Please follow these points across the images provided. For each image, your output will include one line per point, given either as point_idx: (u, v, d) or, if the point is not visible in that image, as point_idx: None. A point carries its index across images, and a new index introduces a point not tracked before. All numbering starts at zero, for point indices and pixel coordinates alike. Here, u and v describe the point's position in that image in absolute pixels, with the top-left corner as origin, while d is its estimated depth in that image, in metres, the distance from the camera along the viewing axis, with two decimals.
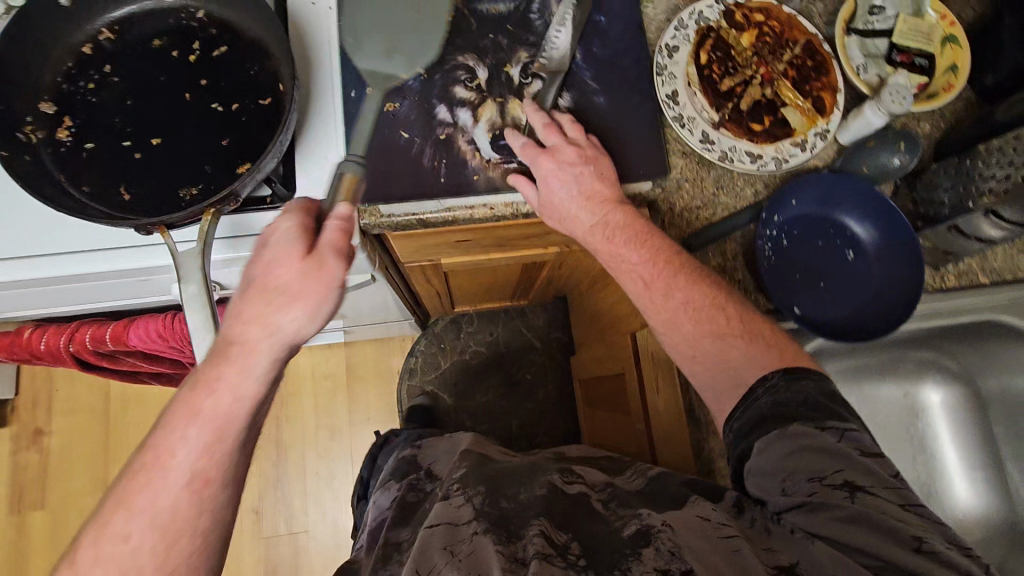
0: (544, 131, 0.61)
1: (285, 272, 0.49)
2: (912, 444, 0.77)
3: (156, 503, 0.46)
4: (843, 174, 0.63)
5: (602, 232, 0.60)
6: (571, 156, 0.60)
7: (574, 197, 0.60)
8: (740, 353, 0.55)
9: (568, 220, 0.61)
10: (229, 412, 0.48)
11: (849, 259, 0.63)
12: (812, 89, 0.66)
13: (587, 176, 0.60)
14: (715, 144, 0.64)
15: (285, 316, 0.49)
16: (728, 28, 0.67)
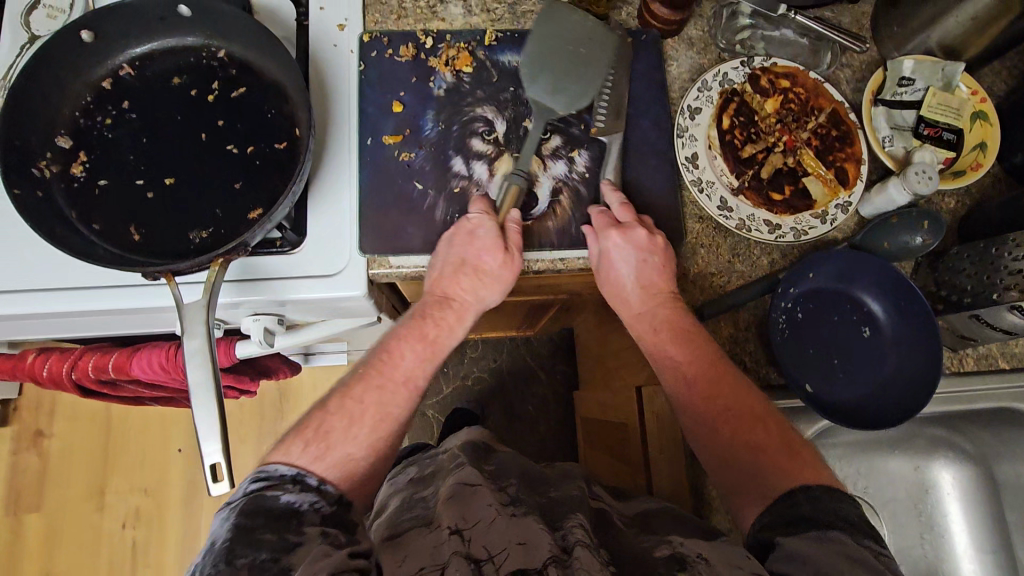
0: (618, 209, 0.61)
1: (488, 255, 0.58)
2: (920, 520, 0.76)
3: (361, 418, 0.52)
4: (870, 256, 0.61)
5: (652, 317, 0.58)
6: (640, 237, 0.59)
7: (630, 279, 0.59)
8: (778, 470, 0.48)
9: (620, 295, 0.60)
10: (425, 364, 0.56)
11: (865, 336, 0.62)
12: (836, 159, 0.65)
13: (652, 262, 0.59)
14: (733, 211, 0.63)
15: (480, 292, 0.59)
16: (752, 93, 0.66)
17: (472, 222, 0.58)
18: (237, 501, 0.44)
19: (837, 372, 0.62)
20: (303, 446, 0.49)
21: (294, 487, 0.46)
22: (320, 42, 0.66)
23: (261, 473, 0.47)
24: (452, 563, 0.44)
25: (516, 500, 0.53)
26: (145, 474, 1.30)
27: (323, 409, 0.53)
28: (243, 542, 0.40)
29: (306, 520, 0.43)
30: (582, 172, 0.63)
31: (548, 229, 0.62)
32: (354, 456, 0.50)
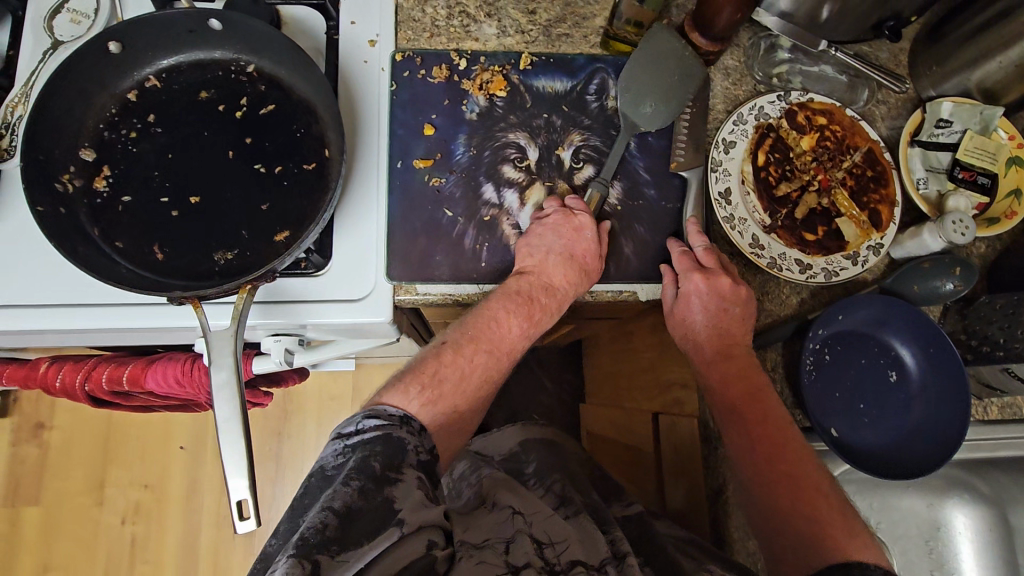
0: (702, 252, 0.60)
1: (586, 250, 0.58)
2: (929, 557, 0.76)
3: (469, 377, 0.55)
4: (911, 305, 0.60)
5: (726, 366, 0.58)
6: (723, 286, 0.58)
7: (707, 327, 0.58)
8: (831, 542, 0.48)
9: (693, 340, 0.60)
10: (523, 339, 0.58)
11: (892, 381, 0.61)
12: (870, 201, 0.65)
13: (731, 311, 0.58)
14: (764, 249, 0.62)
15: (572, 285, 0.58)
16: (789, 128, 0.65)
17: (577, 220, 0.58)
18: (353, 436, 0.46)
19: (863, 417, 0.61)
20: (420, 392, 0.52)
21: (404, 433, 0.47)
22: (350, 59, 0.64)
23: (373, 412, 0.48)
24: (518, 538, 0.50)
25: (564, 501, 0.60)
26: (146, 471, 1.29)
27: (439, 355, 0.55)
28: (361, 472, 0.42)
29: (414, 465, 0.45)
30: (614, 204, 0.63)
31: None
32: (455, 415, 0.54)
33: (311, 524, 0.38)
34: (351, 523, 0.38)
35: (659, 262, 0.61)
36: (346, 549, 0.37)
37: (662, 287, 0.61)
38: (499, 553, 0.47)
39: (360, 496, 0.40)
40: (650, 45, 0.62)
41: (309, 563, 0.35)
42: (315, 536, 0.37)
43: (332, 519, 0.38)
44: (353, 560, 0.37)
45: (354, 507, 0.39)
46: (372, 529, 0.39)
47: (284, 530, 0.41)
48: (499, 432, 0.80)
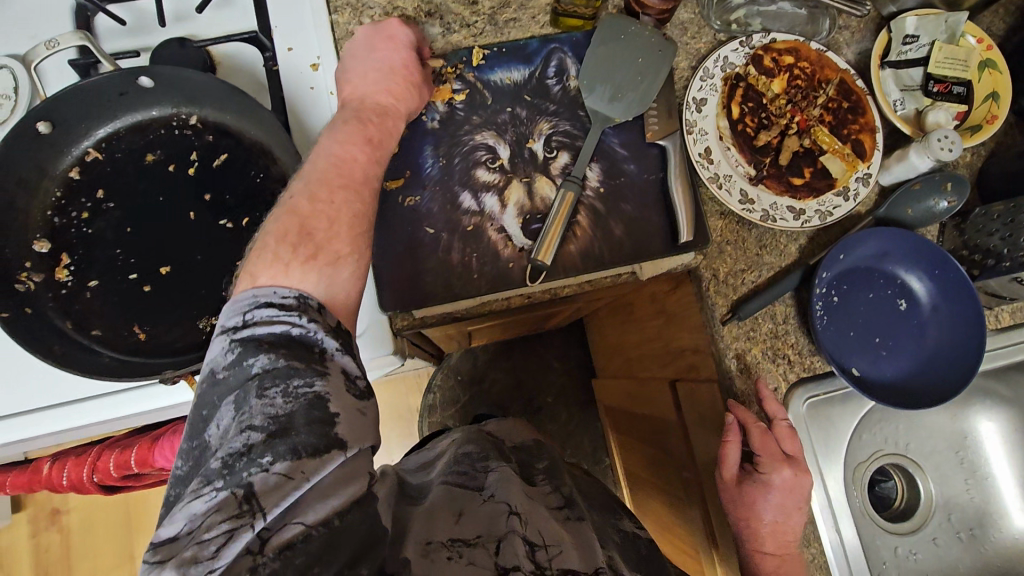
0: (783, 431, 0.58)
1: (395, 55, 0.57)
2: (963, 467, 0.77)
3: (339, 216, 0.47)
4: (910, 231, 0.60)
5: (779, 560, 0.56)
6: (808, 485, 0.56)
7: (774, 512, 0.56)
8: None
9: (753, 524, 0.57)
10: (371, 163, 0.52)
11: (902, 309, 0.62)
12: (850, 132, 0.63)
13: (802, 510, 0.57)
14: (754, 203, 0.61)
15: (405, 99, 0.56)
16: (756, 74, 0.64)
17: (390, 28, 0.58)
18: (242, 331, 0.39)
19: (881, 350, 0.61)
20: (280, 260, 0.43)
21: (300, 317, 0.41)
22: (296, 87, 0.61)
23: (258, 297, 0.41)
24: (510, 538, 0.42)
25: (569, 503, 0.53)
26: None
27: (316, 214, 0.48)
28: (276, 379, 0.37)
29: (332, 352, 0.41)
30: (595, 187, 0.61)
31: (572, 253, 0.59)
32: (345, 274, 0.46)
33: (233, 449, 0.35)
34: (283, 439, 0.36)
35: (729, 415, 0.58)
36: (286, 471, 0.35)
37: (727, 449, 0.58)
38: (488, 555, 0.40)
39: (283, 408, 0.37)
40: (614, 34, 0.61)
41: (243, 490, 0.34)
42: (243, 459, 0.35)
43: (259, 438, 0.36)
44: (294, 487, 0.35)
45: (283, 421, 0.36)
46: (315, 448, 0.37)
47: (191, 449, 0.37)
48: (510, 424, 0.73)
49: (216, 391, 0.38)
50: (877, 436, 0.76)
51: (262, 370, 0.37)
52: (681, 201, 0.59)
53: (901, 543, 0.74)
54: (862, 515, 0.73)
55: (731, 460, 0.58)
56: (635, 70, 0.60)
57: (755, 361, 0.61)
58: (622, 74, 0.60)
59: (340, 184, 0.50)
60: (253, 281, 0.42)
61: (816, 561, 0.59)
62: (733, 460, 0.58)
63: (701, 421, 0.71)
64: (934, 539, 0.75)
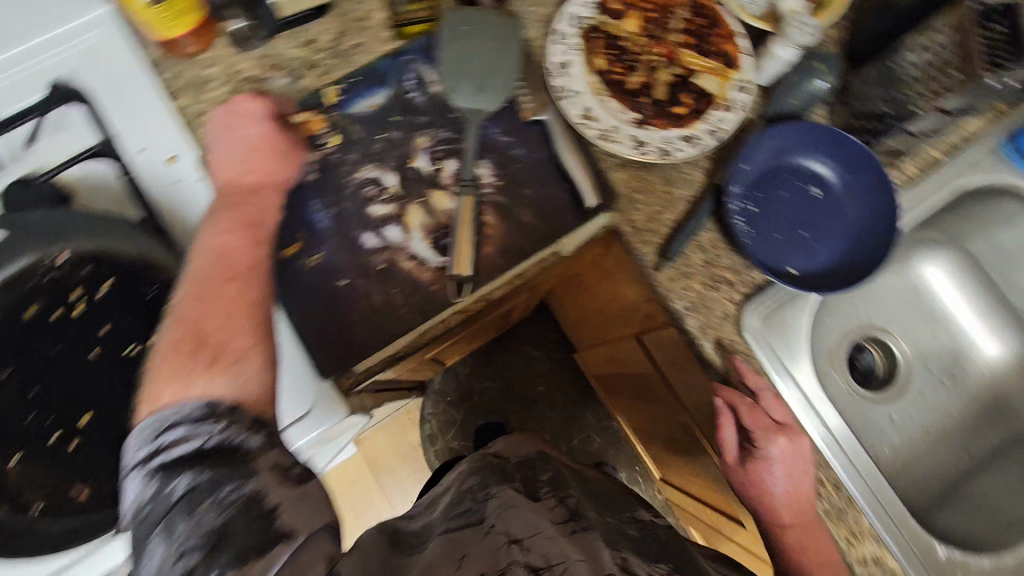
0: (772, 402, 0.60)
1: (255, 132, 0.54)
2: (925, 317, 0.79)
3: (238, 308, 0.46)
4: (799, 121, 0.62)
5: (798, 530, 0.58)
6: (805, 447, 0.58)
7: (783, 485, 0.57)
8: None
9: (767, 499, 0.58)
10: (250, 232, 0.50)
11: (817, 196, 0.63)
12: (715, 46, 0.64)
13: (810, 473, 0.58)
14: (648, 144, 0.61)
15: (254, 153, 0.54)
16: (609, 20, 0.63)
17: (248, 105, 0.55)
18: (157, 457, 0.38)
19: (811, 242, 0.62)
20: (182, 371, 0.41)
21: (215, 425, 0.39)
22: (160, 186, 0.58)
23: (163, 419, 0.39)
24: (512, 569, 0.41)
25: (575, 514, 0.52)
26: None
27: (184, 316, 0.45)
28: (203, 493, 0.36)
29: (259, 449, 0.39)
30: (491, 182, 0.59)
31: (491, 254, 0.58)
32: (242, 366, 0.43)
33: None
34: (224, 550, 0.34)
35: (719, 398, 0.60)
36: None
37: (724, 430, 0.60)
38: None
39: (217, 519, 0.35)
40: (459, 26, 0.59)
41: None
42: None
43: (198, 559, 0.34)
44: None
45: (219, 532, 0.35)
46: (257, 549, 0.35)
47: None
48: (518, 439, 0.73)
49: (144, 528, 0.36)
50: (839, 317, 0.79)
51: (186, 489, 0.36)
52: (574, 168, 0.60)
53: (894, 408, 0.77)
54: (848, 396, 0.76)
55: (730, 439, 0.60)
56: (490, 57, 0.60)
57: (700, 295, 0.61)
58: (479, 64, 0.59)
59: (215, 277, 0.47)
60: (155, 403, 0.40)
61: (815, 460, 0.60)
62: (732, 439, 0.60)
63: (672, 365, 0.72)
64: (923, 394, 0.78)
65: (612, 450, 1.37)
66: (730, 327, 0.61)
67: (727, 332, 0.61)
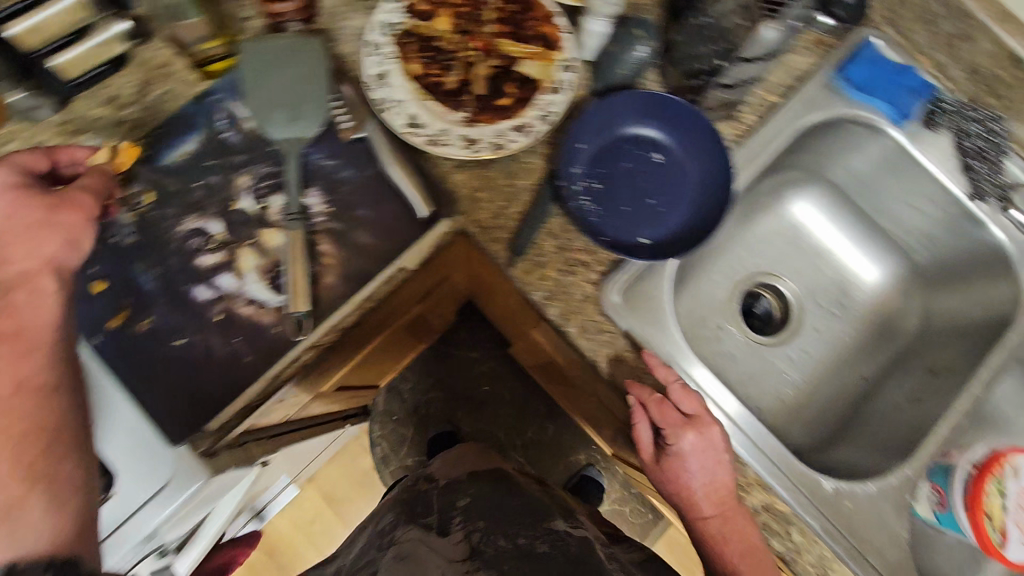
0: (682, 393, 0.58)
1: (3, 209, 0.45)
2: (805, 254, 0.81)
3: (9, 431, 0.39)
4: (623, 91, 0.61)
5: (721, 520, 0.56)
6: (717, 437, 0.56)
7: (699, 480, 0.56)
8: None
9: (688, 495, 0.57)
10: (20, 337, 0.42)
11: (659, 161, 0.63)
12: (532, 29, 0.63)
13: (725, 462, 0.57)
14: (479, 142, 0.60)
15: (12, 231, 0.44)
16: (420, 22, 0.62)
17: None
18: None
19: (660, 208, 0.62)
20: None
21: None
22: None
23: None
24: None
25: (473, 552, 0.55)
26: None
27: None
28: None
29: None
30: (323, 210, 0.58)
31: (332, 283, 0.56)
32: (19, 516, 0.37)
33: None
34: None
35: (630, 398, 0.57)
36: None
37: (637, 429, 0.58)
38: None
39: None
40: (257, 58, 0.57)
41: None
42: None
43: None
44: None
45: None
46: None
47: None
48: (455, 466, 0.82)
49: None
50: (722, 272, 0.80)
51: None
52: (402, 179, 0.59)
53: (791, 349, 0.78)
54: (741, 347, 0.77)
55: (644, 439, 0.58)
56: (295, 81, 0.57)
57: (556, 283, 0.60)
58: (286, 90, 0.57)
59: None
60: None
61: None
62: (647, 437, 0.58)
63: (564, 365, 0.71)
64: (816, 329, 0.79)
65: (566, 435, 1.37)
66: (592, 308, 0.60)
67: (590, 314, 0.60)
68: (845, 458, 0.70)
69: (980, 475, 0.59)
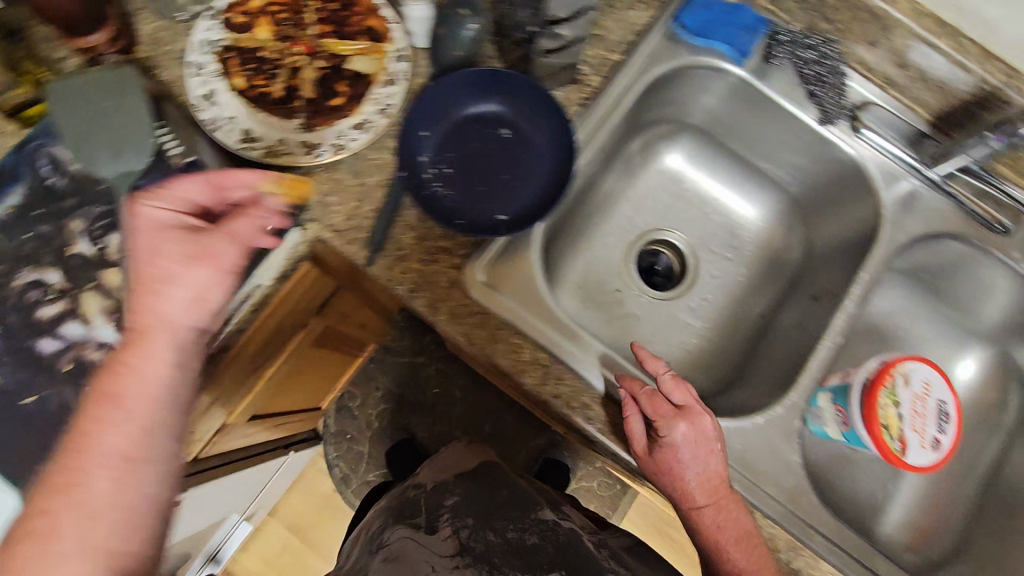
0: (672, 382, 0.57)
1: (165, 258, 0.45)
2: (689, 204, 0.81)
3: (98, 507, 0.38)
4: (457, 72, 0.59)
5: (714, 512, 0.54)
6: (708, 427, 0.54)
7: (693, 470, 0.53)
8: None
9: (680, 488, 0.54)
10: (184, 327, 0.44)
11: (508, 136, 0.63)
12: (357, 24, 0.62)
13: (718, 452, 0.54)
14: (319, 145, 0.59)
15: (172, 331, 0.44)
16: (241, 34, 0.61)
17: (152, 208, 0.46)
18: None
19: (515, 182, 0.62)
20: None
21: None
22: None
23: None
24: None
25: (462, 549, 0.59)
26: None
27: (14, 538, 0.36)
28: None
29: None
30: None
31: None
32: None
33: None
34: None
35: (621, 388, 0.56)
36: None
37: (628, 421, 0.56)
38: None
39: None
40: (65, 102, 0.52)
41: None
42: None
43: None
44: None
45: None
46: None
47: None
48: (449, 457, 0.82)
49: None
50: (613, 236, 0.80)
51: None
52: None
53: (690, 299, 0.79)
54: (641, 305, 0.78)
55: (634, 431, 0.55)
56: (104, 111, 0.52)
57: (420, 274, 0.60)
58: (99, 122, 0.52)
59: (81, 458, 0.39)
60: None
61: (578, 387, 0.59)
62: (638, 429, 0.55)
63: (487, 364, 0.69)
64: (711, 275, 0.80)
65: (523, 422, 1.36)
66: (459, 293, 0.60)
67: (457, 299, 0.60)
68: (746, 400, 0.70)
69: (875, 388, 0.68)
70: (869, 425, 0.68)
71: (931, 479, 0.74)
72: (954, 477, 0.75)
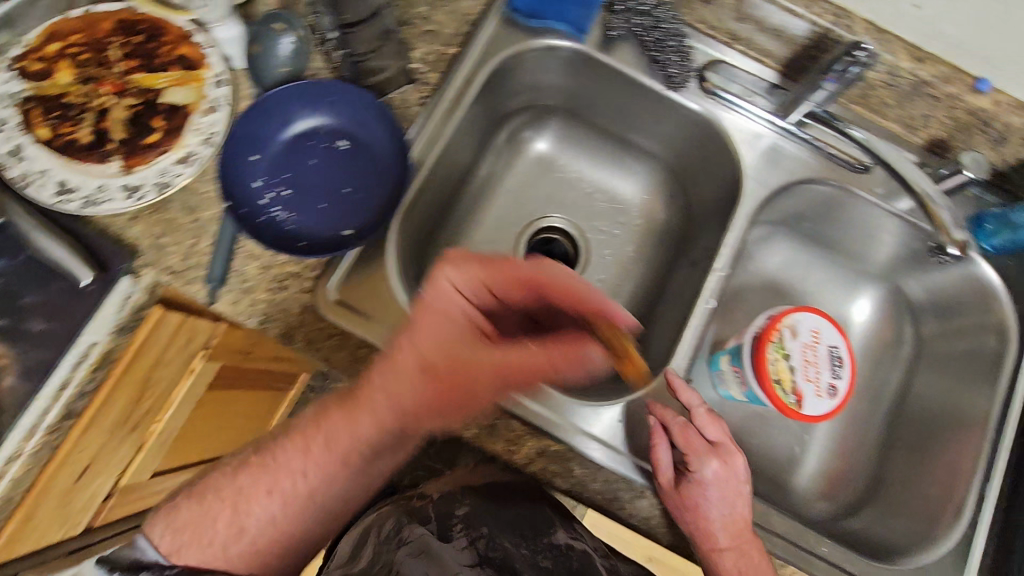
0: (709, 420, 0.58)
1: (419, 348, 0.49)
2: (570, 188, 0.80)
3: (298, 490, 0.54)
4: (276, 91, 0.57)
5: (731, 554, 0.54)
6: (740, 469, 0.56)
7: (718, 512, 0.54)
8: None
9: (703, 528, 0.54)
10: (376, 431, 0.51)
11: (346, 148, 0.60)
12: (167, 53, 0.59)
13: (744, 496, 0.56)
14: (142, 186, 0.56)
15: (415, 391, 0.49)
16: (42, 82, 0.57)
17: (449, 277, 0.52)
18: None
19: (360, 194, 0.60)
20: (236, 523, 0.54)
21: None
22: None
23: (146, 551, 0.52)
24: None
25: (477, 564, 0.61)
26: None
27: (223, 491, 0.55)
28: None
29: None
30: None
31: (12, 383, 0.52)
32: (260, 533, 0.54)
33: None
34: None
35: (653, 417, 0.57)
36: None
37: (656, 451, 0.56)
38: None
39: None
40: None
41: None
42: None
43: None
44: None
45: None
46: None
47: None
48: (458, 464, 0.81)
49: None
50: (497, 231, 0.78)
51: None
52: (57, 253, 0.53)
53: (584, 283, 0.78)
54: None
55: (660, 464, 0.55)
56: None
57: (270, 304, 0.57)
58: None
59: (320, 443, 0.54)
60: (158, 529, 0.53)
61: None
62: (665, 463, 0.55)
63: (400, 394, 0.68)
64: (601, 256, 0.79)
65: None
66: (314, 318, 0.58)
67: (312, 324, 0.58)
68: None
69: (761, 343, 0.68)
70: (762, 382, 0.67)
71: (841, 423, 0.74)
72: (864, 421, 0.74)
